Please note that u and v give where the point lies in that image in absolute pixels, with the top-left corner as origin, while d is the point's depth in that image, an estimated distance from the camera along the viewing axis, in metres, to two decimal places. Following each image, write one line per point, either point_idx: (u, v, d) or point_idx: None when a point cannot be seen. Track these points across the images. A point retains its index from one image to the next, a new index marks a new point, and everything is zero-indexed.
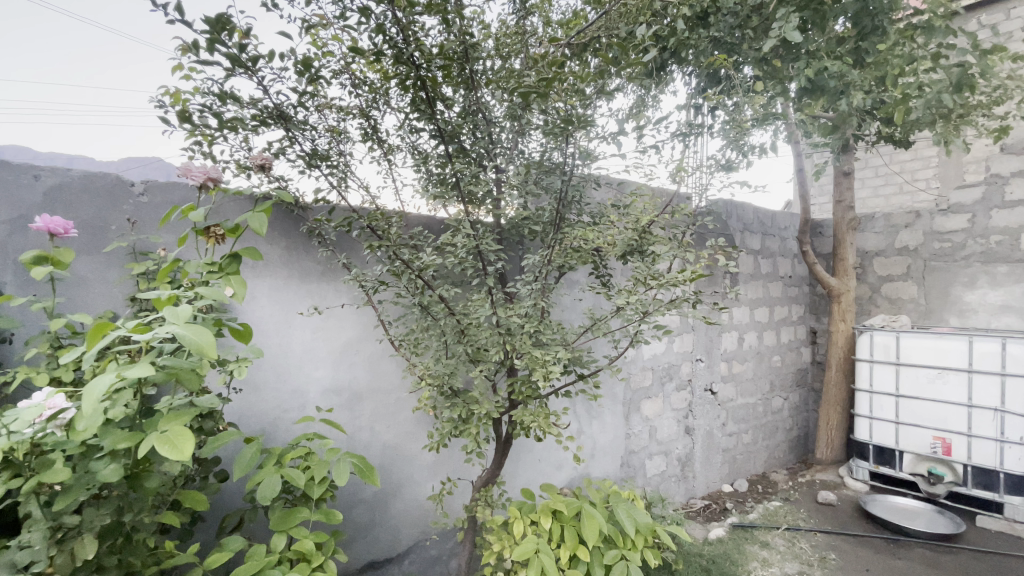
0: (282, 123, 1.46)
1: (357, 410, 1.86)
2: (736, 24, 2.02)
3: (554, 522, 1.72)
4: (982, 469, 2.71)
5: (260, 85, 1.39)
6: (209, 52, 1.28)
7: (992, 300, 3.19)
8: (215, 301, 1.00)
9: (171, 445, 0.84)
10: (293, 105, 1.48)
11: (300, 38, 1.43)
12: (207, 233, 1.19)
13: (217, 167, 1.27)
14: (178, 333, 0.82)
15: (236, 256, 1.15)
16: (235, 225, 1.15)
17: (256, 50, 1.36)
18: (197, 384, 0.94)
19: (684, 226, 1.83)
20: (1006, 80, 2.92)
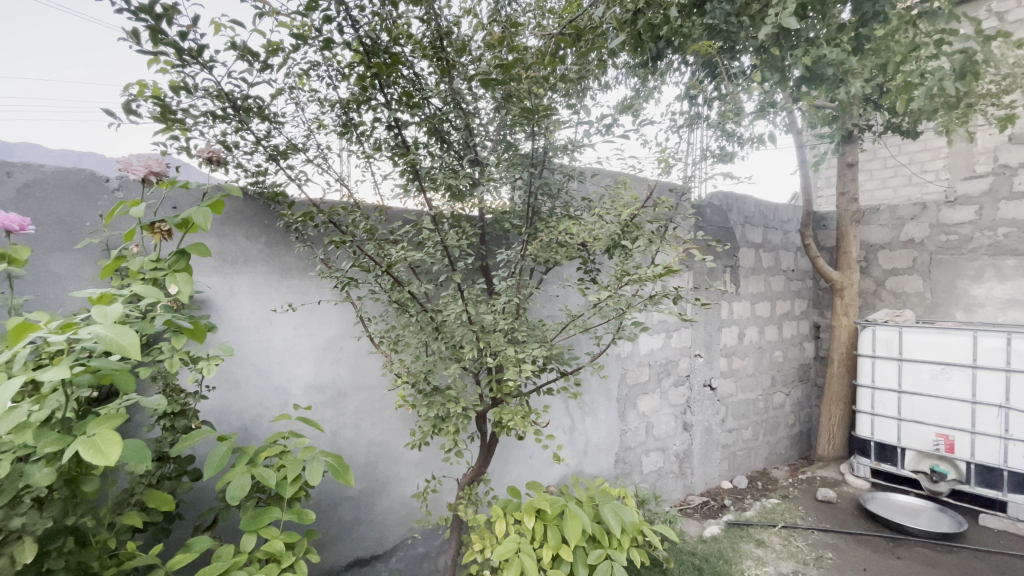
0: (233, 113, 1.38)
1: (341, 408, 1.84)
2: (731, 12, 1.87)
3: (537, 521, 1.69)
4: (985, 467, 2.65)
5: (215, 78, 1.35)
6: (154, 43, 1.24)
7: (999, 294, 3.09)
8: (152, 301, 0.99)
9: (96, 449, 0.83)
10: (251, 96, 1.41)
11: (262, 27, 1.36)
12: (153, 229, 1.19)
13: (161, 161, 1.27)
14: (100, 334, 0.83)
15: (183, 252, 1.11)
16: (181, 220, 1.08)
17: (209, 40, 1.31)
18: (133, 386, 0.94)
19: (669, 219, 1.77)
20: (1014, 68, 2.85)
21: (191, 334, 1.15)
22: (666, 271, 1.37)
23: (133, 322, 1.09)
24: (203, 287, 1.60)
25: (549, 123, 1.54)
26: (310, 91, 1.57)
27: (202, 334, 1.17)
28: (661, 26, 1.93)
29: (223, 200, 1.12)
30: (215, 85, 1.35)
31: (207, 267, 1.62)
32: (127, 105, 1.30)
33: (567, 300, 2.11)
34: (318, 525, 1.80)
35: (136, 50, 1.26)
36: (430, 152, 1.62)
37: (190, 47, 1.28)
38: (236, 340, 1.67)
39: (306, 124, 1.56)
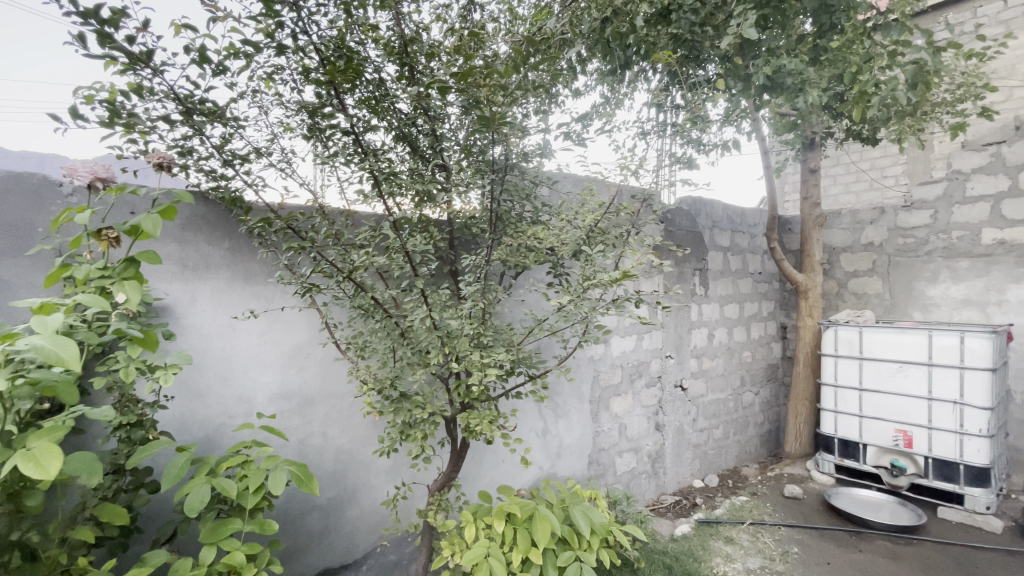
0: (188, 118, 1.35)
1: (308, 415, 1.82)
2: (697, 21, 2.01)
3: (507, 525, 1.69)
4: (942, 462, 2.77)
5: (168, 82, 1.31)
6: (100, 46, 1.19)
7: (953, 294, 3.24)
8: (98, 309, 0.99)
9: (35, 463, 0.82)
10: (209, 99, 1.38)
11: (212, 31, 1.32)
12: (100, 235, 1.16)
13: (107, 167, 1.26)
14: (37, 345, 0.83)
15: (133, 259, 1.14)
16: (131, 226, 1.11)
17: (159, 44, 1.27)
18: (75, 398, 0.94)
19: (634, 224, 1.81)
20: (965, 80, 3.00)
21: (143, 344, 1.19)
22: (624, 275, 1.40)
23: (80, 332, 1.09)
24: (162, 294, 1.57)
25: (513, 129, 1.52)
26: (274, 94, 1.55)
27: (153, 342, 1.20)
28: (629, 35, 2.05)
29: (175, 207, 1.13)
30: (169, 90, 1.31)
31: (167, 274, 1.58)
32: (73, 110, 1.23)
33: (532, 303, 2.13)
34: (285, 537, 1.77)
35: (81, 53, 1.21)
36: (400, 156, 1.63)
37: (141, 51, 1.24)
38: (198, 348, 1.63)
39: (270, 128, 1.54)
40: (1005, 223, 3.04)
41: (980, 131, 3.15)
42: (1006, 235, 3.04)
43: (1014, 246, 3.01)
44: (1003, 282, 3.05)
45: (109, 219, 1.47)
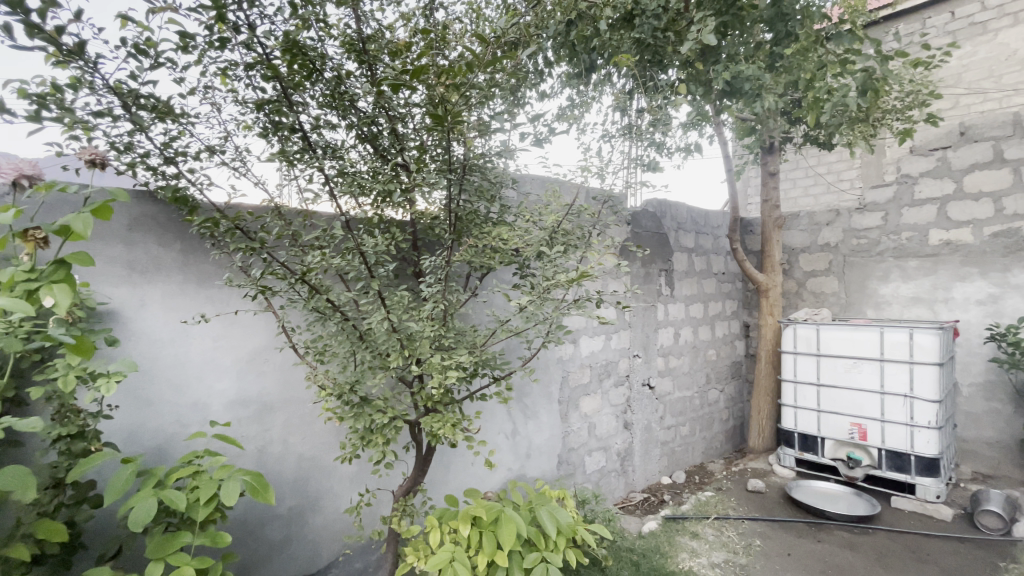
0: (130, 114, 1.29)
1: (267, 422, 1.76)
2: (659, 26, 2.06)
3: (472, 528, 1.67)
4: (895, 453, 2.89)
5: (105, 76, 1.25)
6: (26, 37, 1.12)
7: (903, 292, 3.39)
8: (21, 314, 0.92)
9: None
10: (152, 95, 1.32)
11: (149, 23, 1.27)
12: (26, 236, 1.07)
13: (34, 164, 1.19)
14: None
15: (62, 261, 1.01)
16: (58, 227, 0.96)
17: (95, 36, 1.21)
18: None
19: (595, 225, 1.82)
20: (913, 88, 3.17)
21: (73, 352, 1.00)
22: (583, 275, 1.41)
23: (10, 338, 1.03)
24: (106, 298, 1.50)
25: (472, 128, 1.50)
26: (227, 90, 1.49)
27: (86, 351, 1.01)
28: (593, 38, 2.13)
29: (110, 205, 0.99)
30: (105, 84, 1.25)
31: (114, 277, 1.52)
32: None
33: (497, 306, 2.12)
34: (243, 549, 1.70)
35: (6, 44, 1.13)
36: (363, 157, 1.59)
37: (74, 43, 1.18)
38: (147, 354, 1.56)
39: (224, 126, 1.49)
40: (951, 225, 3.21)
41: (927, 136, 3.32)
42: (951, 236, 3.20)
43: (959, 246, 3.17)
44: (949, 280, 3.21)
45: (38, 218, 1.41)
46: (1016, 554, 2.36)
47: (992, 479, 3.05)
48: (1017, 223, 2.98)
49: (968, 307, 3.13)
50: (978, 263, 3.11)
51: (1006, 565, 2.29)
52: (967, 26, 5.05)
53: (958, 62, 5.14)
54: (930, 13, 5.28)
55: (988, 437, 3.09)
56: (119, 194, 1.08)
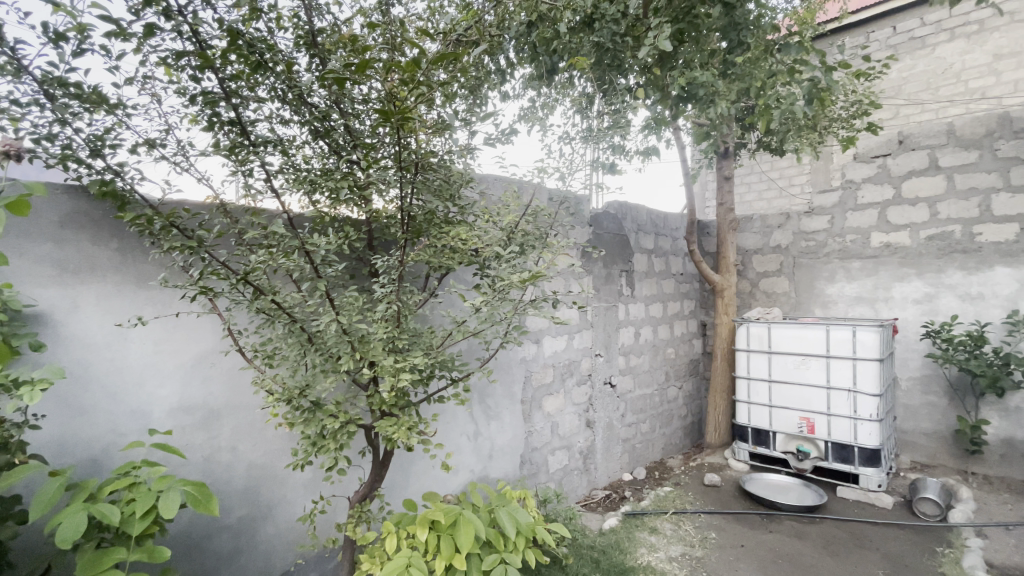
0: (53, 102, 1.20)
1: (213, 430, 1.69)
2: (618, 31, 2.10)
3: (430, 532, 1.64)
4: (840, 445, 3.04)
5: (24, 60, 1.16)
6: None
7: (848, 292, 3.57)
8: None
9: None
10: (80, 82, 1.24)
11: (73, 6, 1.19)
12: None
13: None
14: None
15: None
16: None
17: (12, 19, 1.12)
18: None
19: (550, 226, 1.85)
20: (858, 97, 3.34)
21: None
22: (538, 275, 1.42)
23: None
24: (35, 300, 1.40)
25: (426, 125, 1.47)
26: (168, 81, 1.42)
27: None
28: (554, 40, 2.18)
29: (27, 199, 0.91)
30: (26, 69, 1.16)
31: (43, 278, 1.42)
32: None
33: (452, 306, 2.11)
34: (190, 563, 1.62)
35: None
36: (316, 153, 1.54)
37: None
38: (81, 360, 1.47)
39: (165, 118, 1.41)
40: (890, 228, 3.40)
41: (870, 144, 3.51)
42: (891, 238, 3.40)
43: (899, 249, 3.37)
44: (889, 281, 3.40)
45: None
46: (950, 539, 2.50)
47: (929, 468, 3.24)
48: (949, 227, 3.19)
49: (906, 306, 3.33)
50: (916, 264, 3.31)
51: (941, 549, 2.43)
52: (908, 41, 5.36)
53: (899, 75, 5.45)
54: (873, 28, 5.58)
55: (924, 428, 3.29)
56: (37, 188, 0.98)
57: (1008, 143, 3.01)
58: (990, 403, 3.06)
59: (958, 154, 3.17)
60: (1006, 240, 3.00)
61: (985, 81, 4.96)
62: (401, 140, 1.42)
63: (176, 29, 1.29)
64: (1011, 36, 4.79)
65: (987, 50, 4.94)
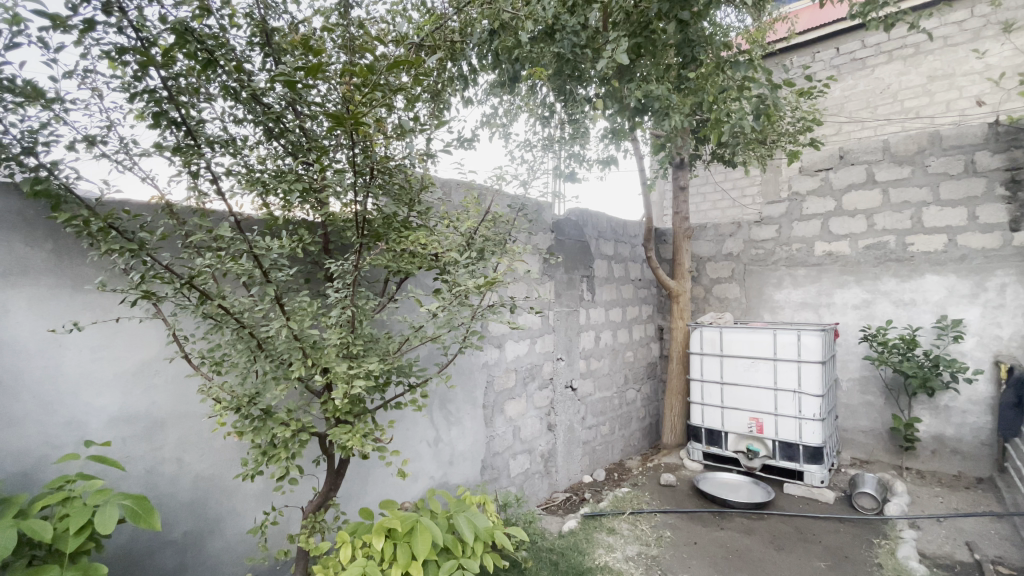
0: None
1: (157, 440, 1.61)
2: (578, 43, 2.14)
3: (387, 540, 1.62)
4: (787, 444, 3.19)
5: None
6: None
7: (793, 298, 3.76)
8: None
9: None
10: (13, 75, 1.17)
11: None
12: None
13: None
14: None
15: None
16: None
17: None
18: None
19: (508, 231, 1.88)
20: (803, 113, 3.54)
21: None
22: (494, 281, 1.43)
23: None
24: None
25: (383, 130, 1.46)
26: (112, 75, 1.35)
27: None
28: (515, 49, 2.20)
29: None
30: None
31: None
32: None
33: (407, 312, 2.11)
34: None
35: None
36: (271, 154, 1.52)
37: None
38: (11, 368, 1.38)
39: (107, 114, 1.35)
40: (832, 238, 3.61)
41: (814, 158, 3.73)
42: (833, 247, 3.61)
43: (840, 257, 3.58)
44: (831, 287, 3.61)
45: None
46: (885, 531, 2.66)
47: (867, 463, 3.45)
48: (885, 237, 3.42)
49: (846, 311, 3.54)
50: (856, 272, 3.52)
51: (878, 541, 2.58)
52: (850, 61, 5.72)
53: (843, 93, 5.79)
54: (818, 49, 5.92)
55: (863, 426, 3.49)
56: None
57: (938, 160, 3.26)
58: (921, 402, 3.28)
59: (893, 169, 3.40)
60: (935, 250, 3.25)
61: (919, 101, 5.35)
62: (355, 143, 1.42)
63: (119, 24, 1.23)
64: (943, 60, 5.18)
65: (921, 72, 5.32)
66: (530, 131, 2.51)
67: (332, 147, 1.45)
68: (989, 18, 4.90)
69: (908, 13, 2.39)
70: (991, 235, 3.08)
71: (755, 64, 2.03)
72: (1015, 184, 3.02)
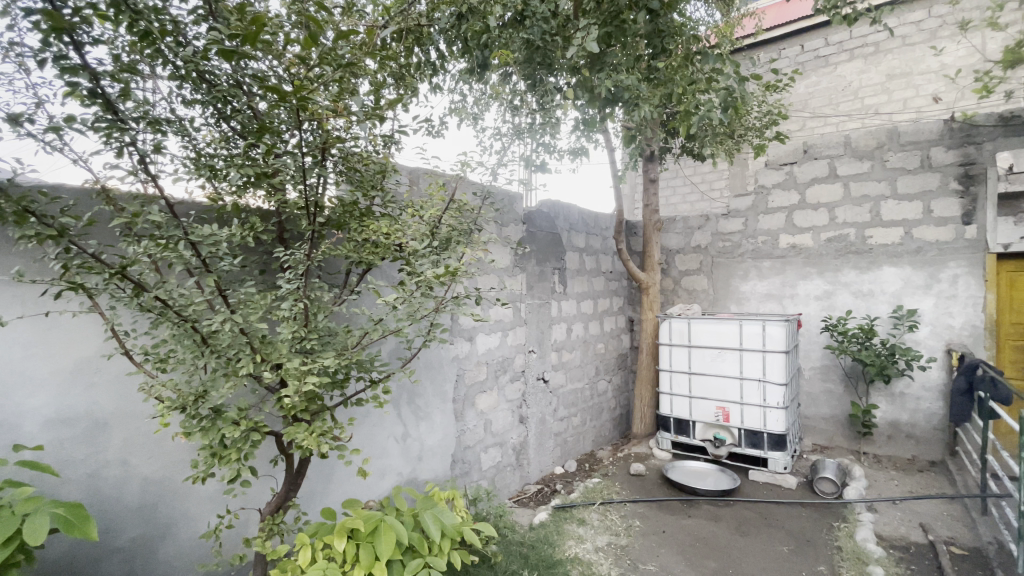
0: None
1: (99, 442, 1.51)
2: (548, 30, 2.09)
3: (349, 541, 1.56)
4: (751, 432, 3.26)
5: None
6: None
7: (759, 289, 3.83)
8: None
9: None
10: None
11: None
12: None
13: None
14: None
15: None
16: None
17: None
18: None
19: (474, 221, 1.83)
20: (769, 107, 3.59)
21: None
22: (455, 272, 1.38)
23: None
24: None
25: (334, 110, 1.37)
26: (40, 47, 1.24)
27: None
28: (484, 34, 2.05)
29: None
30: None
31: None
32: None
33: (368, 304, 2.04)
34: None
35: None
36: (223, 137, 1.43)
37: None
38: None
39: (35, 90, 1.24)
40: (796, 230, 3.69)
41: (779, 153, 3.79)
42: (796, 240, 3.69)
43: (803, 250, 3.66)
44: (794, 279, 3.70)
45: None
46: (845, 514, 2.75)
47: (828, 449, 3.56)
48: (845, 230, 3.51)
49: (809, 302, 3.63)
50: (818, 264, 3.61)
51: (837, 524, 2.66)
52: (813, 58, 5.85)
53: (807, 89, 5.93)
54: (784, 45, 6.04)
55: (824, 413, 3.60)
56: None
57: (896, 155, 3.35)
58: (878, 389, 3.40)
59: (854, 164, 3.49)
60: (893, 242, 3.35)
61: (878, 99, 5.52)
62: (304, 122, 1.33)
63: None
64: (901, 59, 5.34)
65: (881, 71, 5.48)
66: (498, 120, 2.46)
67: (284, 129, 1.36)
68: (945, 19, 5.07)
69: (872, 9, 2.43)
70: (944, 228, 3.19)
71: (723, 56, 2.02)
72: (967, 179, 3.13)
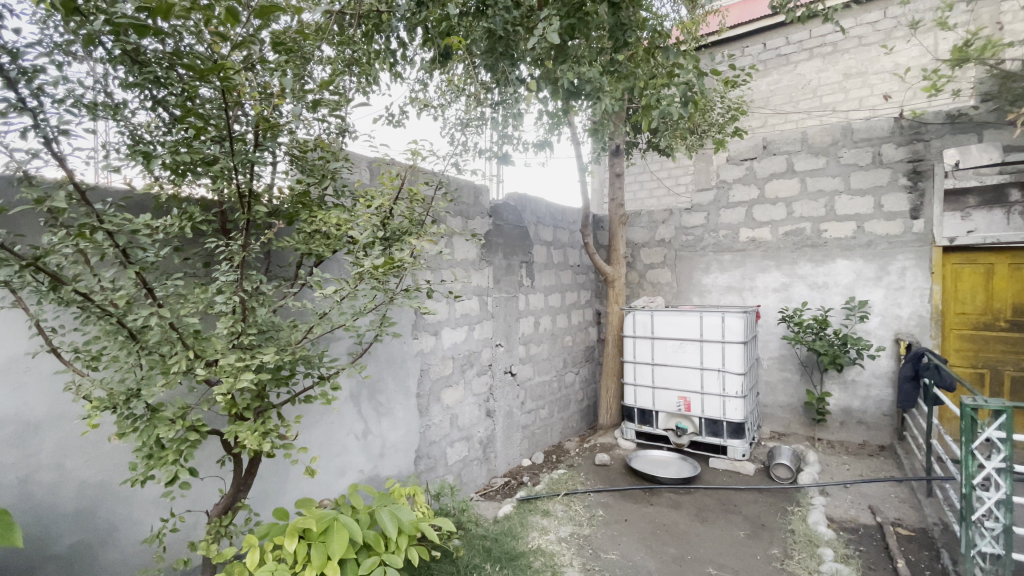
0: None
1: (30, 446, 1.42)
2: (509, 19, 2.05)
3: (300, 541, 1.52)
4: (711, 421, 3.34)
5: None
6: None
7: (720, 281, 3.92)
8: None
9: None
10: None
11: None
12: None
13: None
14: None
15: None
16: None
17: None
18: None
19: (429, 212, 1.78)
20: (731, 104, 3.67)
21: None
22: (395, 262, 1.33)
23: None
24: None
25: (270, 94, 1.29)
26: None
27: None
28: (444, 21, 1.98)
29: None
30: None
31: None
32: None
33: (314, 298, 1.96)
34: None
35: None
36: (161, 123, 1.35)
37: None
38: None
39: None
40: (756, 224, 3.79)
41: (740, 148, 3.87)
42: (755, 234, 3.79)
43: (762, 243, 3.76)
44: (754, 272, 3.80)
45: None
46: (799, 498, 2.86)
47: (784, 436, 3.69)
48: (802, 224, 3.63)
49: (767, 294, 3.74)
50: (775, 257, 3.72)
51: (791, 508, 2.76)
52: (775, 57, 6.01)
53: (768, 87, 6.10)
54: (747, 43, 6.21)
55: (782, 401, 3.72)
56: None
57: (849, 151, 3.47)
58: (832, 377, 3.54)
59: (810, 160, 3.60)
60: (846, 236, 3.48)
61: (835, 97, 5.71)
62: (236, 104, 1.25)
63: None
64: (857, 58, 5.52)
65: (838, 70, 5.66)
66: (462, 111, 2.43)
67: (220, 113, 1.28)
68: (898, 20, 5.25)
69: (827, 8, 2.50)
70: (893, 222, 3.34)
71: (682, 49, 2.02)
72: (915, 175, 3.27)
